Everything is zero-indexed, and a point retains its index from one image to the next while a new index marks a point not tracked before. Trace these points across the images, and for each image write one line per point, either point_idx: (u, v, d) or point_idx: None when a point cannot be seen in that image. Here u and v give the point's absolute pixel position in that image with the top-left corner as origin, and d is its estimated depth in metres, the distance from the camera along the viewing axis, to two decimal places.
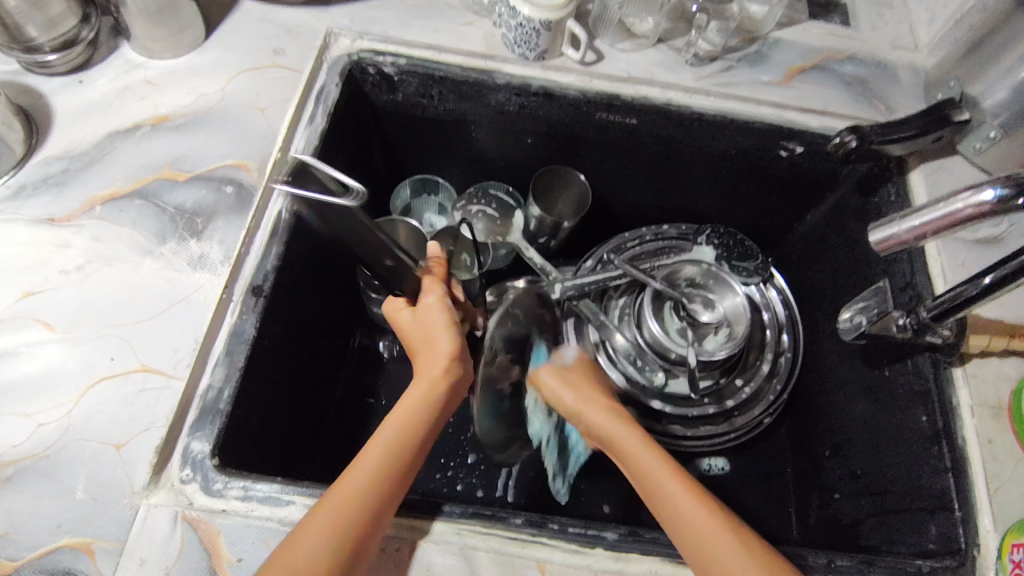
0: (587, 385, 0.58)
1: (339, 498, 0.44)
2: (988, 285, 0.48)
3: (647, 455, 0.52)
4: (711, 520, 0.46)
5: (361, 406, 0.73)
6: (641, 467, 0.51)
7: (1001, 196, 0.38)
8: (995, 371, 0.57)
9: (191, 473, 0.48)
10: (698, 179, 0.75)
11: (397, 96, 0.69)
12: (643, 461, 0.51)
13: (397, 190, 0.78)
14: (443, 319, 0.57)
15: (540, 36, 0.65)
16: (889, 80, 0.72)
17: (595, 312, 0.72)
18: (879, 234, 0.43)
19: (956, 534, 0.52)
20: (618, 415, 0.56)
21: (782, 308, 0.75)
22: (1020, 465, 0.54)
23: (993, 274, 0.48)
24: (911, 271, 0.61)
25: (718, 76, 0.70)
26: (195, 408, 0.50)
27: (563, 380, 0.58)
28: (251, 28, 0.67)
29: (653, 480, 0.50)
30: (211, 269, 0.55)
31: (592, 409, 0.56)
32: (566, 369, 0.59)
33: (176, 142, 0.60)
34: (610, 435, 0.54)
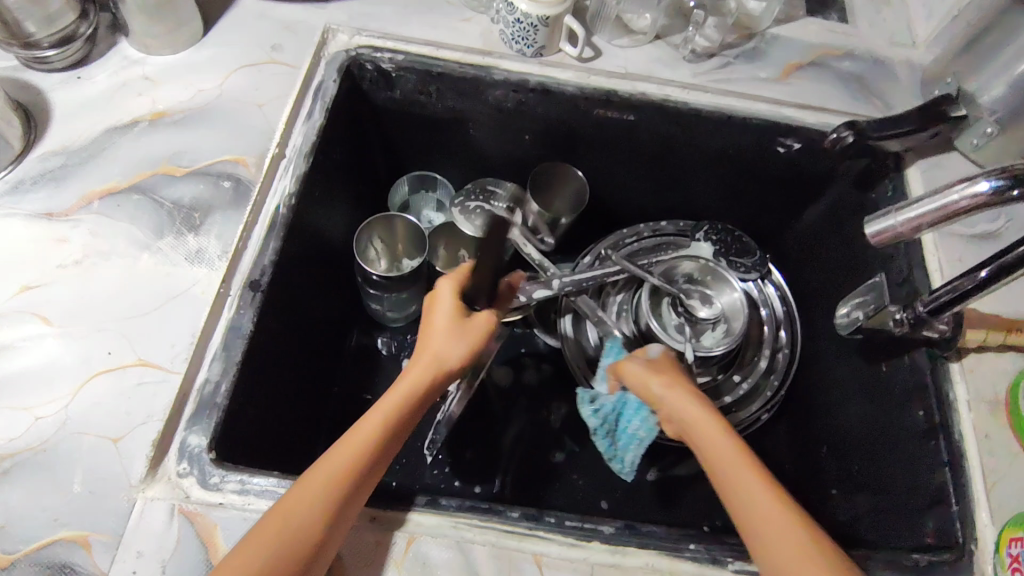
0: (669, 373, 0.56)
1: (353, 464, 0.45)
2: (984, 278, 0.48)
3: (725, 441, 0.49)
4: (779, 513, 0.44)
5: (358, 402, 0.73)
6: (716, 454, 0.49)
7: (997, 187, 0.38)
8: (991, 365, 0.57)
9: (188, 467, 0.48)
10: (695, 176, 0.75)
11: (395, 92, 0.69)
12: (720, 448, 0.49)
13: (395, 186, 0.78)
14: (469, 338, 0.54)
15: (538, 32, 0.65)
16: (886, 76, 0.72)
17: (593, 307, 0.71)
18: (874, 227, 0.43)
19: (953, 528, 0.52)
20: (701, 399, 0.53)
21: (779, 304, 0.76)
22: (1016, 460, 0.54)
23: (989, 266, 0.48)
24: (908, 266, 0.61)
25: (716, 72, 0.70)
26: (192, 402, 0.50)
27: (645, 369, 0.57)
28: (249, 24, 0.67)
29: (731, 468, 0.48)
30: (208, 264, 0.55)
31: (675, 395, 0.54)
32: (651, 362, 0.58)
33: (174, 138, 0.60)
34: (695, 420, 0.52)
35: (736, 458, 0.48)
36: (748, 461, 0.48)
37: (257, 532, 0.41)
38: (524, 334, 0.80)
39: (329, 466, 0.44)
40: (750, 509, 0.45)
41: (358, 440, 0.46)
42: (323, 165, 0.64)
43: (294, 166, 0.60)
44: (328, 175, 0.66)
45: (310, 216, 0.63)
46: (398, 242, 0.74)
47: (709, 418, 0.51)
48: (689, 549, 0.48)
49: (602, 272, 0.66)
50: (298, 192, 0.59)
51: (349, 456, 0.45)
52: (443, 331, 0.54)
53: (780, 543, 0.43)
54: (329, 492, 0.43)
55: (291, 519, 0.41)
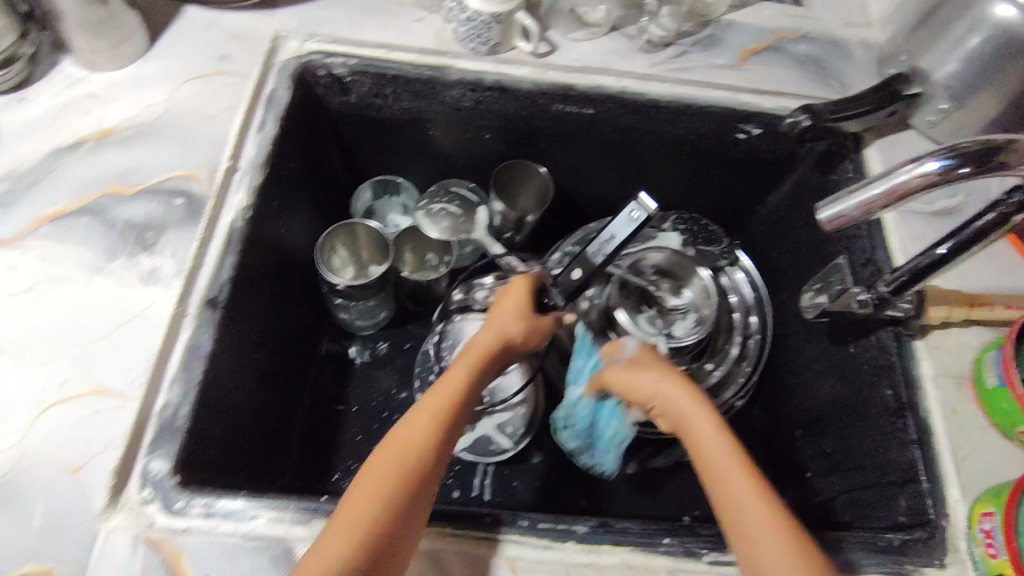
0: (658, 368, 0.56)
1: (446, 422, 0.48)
2: (942, 256, 0.49)
3: (716, 439, 0.48)
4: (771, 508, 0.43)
5: (332, 413, 0.72)
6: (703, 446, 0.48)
7: (945, 166, 0.39)
8: (956, 341, 0.58)
9: (151, 493, 0.47)
10: (662, 166, 0.75)
11: (350, 97, 0.68)
12: (711, 446, 0.48)
13: (357, 194, 0.77)
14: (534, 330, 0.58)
15: (491, 29, 0.64)
16: (842, 57, 0.73)
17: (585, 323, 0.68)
18: (828, 212, 0.42)
19: (925, 505, 0.52)
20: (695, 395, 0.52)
21: (749, 290, 0.76)
22: (984, 434, 0.54)
23: (947, 244, 0.49)
24: (872, 246, 0.61)
25: (672, 61, 0.70)
26: (152, 427, 0.49)
27: (630, 373, 0.57)
28: (196, 35, 0.65)
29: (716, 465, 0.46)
30: (163, 283, 0.53)
31: (664, 387, 0.54)
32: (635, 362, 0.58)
33: (122, 156, 0.59)
34: (681, 411, 0.52)
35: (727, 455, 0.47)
36: (734, 454, 0.47)
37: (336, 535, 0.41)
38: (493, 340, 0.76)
39: (422, 420, 0.47)
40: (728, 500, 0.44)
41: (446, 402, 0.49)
42: (279, 176, 0.63)
43: (248, 178, 0.59)
44: (285, 187, 0.65)
45: (267, 227, 0.61)
46: (363, 248, 0.73)
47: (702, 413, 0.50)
48: (663, 544, 0.48)
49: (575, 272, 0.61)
50: (253, 206, 0.58)
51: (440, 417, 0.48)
52: (512, 320, 0.57)
53: (754, 525, 0.42)
54: (427, 444, 0.46)
55: (393, 465, 0.44)
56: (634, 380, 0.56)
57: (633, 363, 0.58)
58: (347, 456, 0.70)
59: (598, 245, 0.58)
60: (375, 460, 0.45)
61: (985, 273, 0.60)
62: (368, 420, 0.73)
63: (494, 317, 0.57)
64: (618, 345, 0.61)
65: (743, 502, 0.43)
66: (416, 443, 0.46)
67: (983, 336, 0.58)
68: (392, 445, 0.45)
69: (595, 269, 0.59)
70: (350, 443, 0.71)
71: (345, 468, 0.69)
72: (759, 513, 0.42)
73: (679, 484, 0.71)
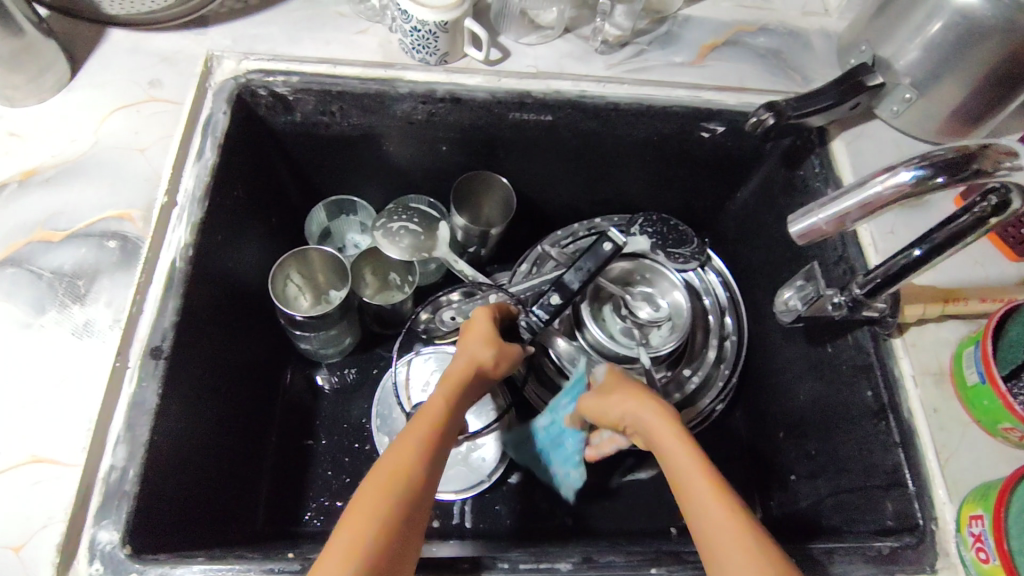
0: (624, 389, 0.54)
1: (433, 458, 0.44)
2: (918, 258, 0.47)
3: (684, 457, 0.46)
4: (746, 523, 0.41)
5: (299, 449, 0.68)
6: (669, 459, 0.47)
7: (918, 177, 0.37)
8: (933, 336, 0.57)
9: (102, 567, 0.43)
10: (628, 167, 0.73)
11: (295, 116, 0.64)
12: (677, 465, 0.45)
13: (311, 215, 0.73)
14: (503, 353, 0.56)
15: (438, 39, 0.61)
16: (802, 48, 0.71)
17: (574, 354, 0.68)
18: (799, 226, 0.40)
19: (913, 509, 0.52)
20: (663, 411, 0.50)
21: (722, 290, 0.74)
22: (967, 431, 0.53)
23: (921, 245, 0.47)
24: (843, 244, 0.59)
25: (630, 62, 0.67)
26: (98, 494, 0.45)
27: (600, 401, 0.56)
28: (122, 60, 0.61)
29: (683, 479, 0.45)
30: (100, 336, 0.49)
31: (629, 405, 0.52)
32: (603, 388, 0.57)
33: (48, 199, 0.54)
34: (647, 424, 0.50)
35: (696, 474, 0.44)
36: (701, 471, 0.44)
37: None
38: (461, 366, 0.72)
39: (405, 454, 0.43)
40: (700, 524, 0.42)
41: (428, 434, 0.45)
42: (222, 208, 0.59)
43: (187, 213, 0.55)
44: (230, 218, 0.61)
45: (213, 263, 0.58)
46: (318, 273, 0.69)
47: (669, 430, 0.48)
48: None
49: (560, 288, 0.63)
50: (195, 242, 0.54)
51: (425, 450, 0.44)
52: (482, 344, 0.55)
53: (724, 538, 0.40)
54: (413, 480, 0.42)
55: (378, 501, 0.40)
56: (602, 407, 0.55)
57: (602, 390, 0.56)
58: (320, 493, 0.67)
59: (575, 273, 0.63)
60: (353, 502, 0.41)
61: (958, 264, 0.59)
62: (339, 453, 0.69)
63: (463, 345, 0.55)
64: (592, 377, 0.62)
65: (715, 521, 0.41)
66: (400, 476, 0.42)
67: (960, 330, 0.57)
68: (373, 483, 0.41)
69: (573, 293, 0.62)
70: (320, 479, 0.67)
71: (317, 506, 0.66)
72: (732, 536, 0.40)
73: (663, 494, 0.70)
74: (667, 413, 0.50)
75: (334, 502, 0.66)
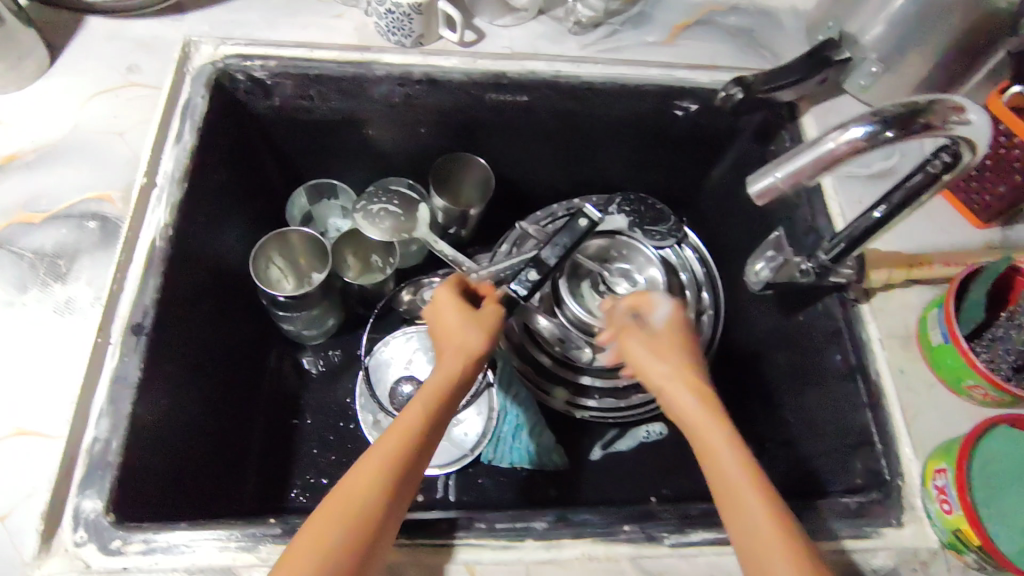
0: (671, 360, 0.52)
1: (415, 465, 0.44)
2: (881, 218, 0.49)
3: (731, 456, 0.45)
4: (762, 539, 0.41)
5: (284, 428, 0.69)
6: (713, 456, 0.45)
7: (871, 131, 0.38)
8: (900, 302, 0.58)
9: (86, 535, 0.44)
10: (605, 148, 0.74)
11: (274, 100, 0.64)
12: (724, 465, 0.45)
13: (292, 199, 0.74)
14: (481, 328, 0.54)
15: (413, 21, 0.62)
16: (773, 27, 0.72)
17: (555, 334, 0.70)
18: (757, 186, 0.41)
19: (880, 466, 0.53)
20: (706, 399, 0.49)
21: (700, 266, 0.75)
22: (932, 391, 0.55)
23: (884, 206, 0.48)
24: (813, 215, 0.62)
25: (603, 42, 0.68)
26: (81, 465, 0.46)
27: (649, 350, 0.53)
28: (101, 46, 0.62)
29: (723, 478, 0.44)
30: (81, 314, 0.50)
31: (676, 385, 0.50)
32: (653, 341, 0.54)
33: (29, 182, 0.55)
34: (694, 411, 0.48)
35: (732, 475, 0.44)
36: (744, 472, 0.44)
37: None
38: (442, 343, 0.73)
39: (379, 460, 0.44)
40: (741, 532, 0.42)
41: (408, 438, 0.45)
42: (204, 190, 0.60)
43: (166, 194, 0.56)
44: (212, 199, 0.62)
45: (196, 243, 0.59)
46: (300, 256, 0.70)
47: (711, 419, 0.47)
48: (624, 531, 0.48)
49: (535, 264, 0.63)
50: (175, 222, 0.55)
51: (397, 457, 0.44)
52: (456, 332, 0.53)
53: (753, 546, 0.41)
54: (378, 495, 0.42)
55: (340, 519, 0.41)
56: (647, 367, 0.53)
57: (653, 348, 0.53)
58: (305, 471, 0.68)
59: (551, 249, 0.63)
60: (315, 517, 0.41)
61: (922, 231, 0.61)
62: (324, 432, 0.70)
63: (446, 334, 0.54)
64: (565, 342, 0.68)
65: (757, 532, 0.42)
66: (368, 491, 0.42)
67: (925, 294, 0.59)
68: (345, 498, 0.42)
69: (551, 269, 0.62)
70: (305, 457, 0.68)
71: (303, 483, 0.67)
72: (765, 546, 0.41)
73: (644, 466, 0.71)
74: (709, 402, 0.49)
75: (320, 479, 0.67)
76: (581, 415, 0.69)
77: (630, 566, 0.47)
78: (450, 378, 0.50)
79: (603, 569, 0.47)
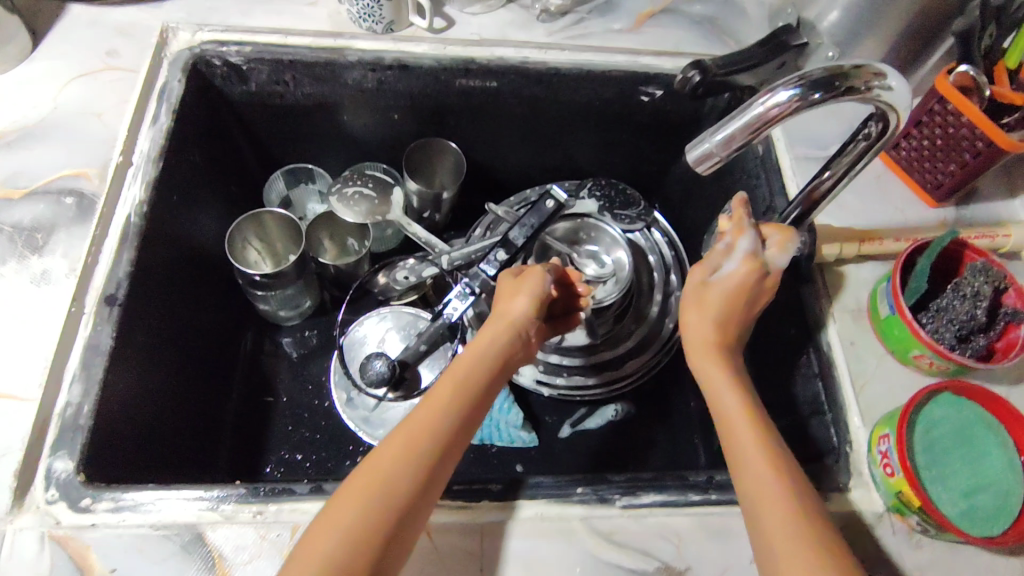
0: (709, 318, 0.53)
1: (438, 443, 0.44)
2: (831, 178, 0.51)
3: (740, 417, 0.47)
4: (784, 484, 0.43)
5: (259, 406, 0.71)
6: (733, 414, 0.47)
7: (796, 94, 0.40)
8: (852, 277, 0.60)
9: (57, 493, 0.46)
10: (574, 133, 0.76)
11: (250, 86, 0.67)
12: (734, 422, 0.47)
13: (271, 183, 0.75)
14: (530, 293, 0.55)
15: (383, 7, 0.64)
16: (736, 14, 0.74)
17: None
18: (694, 154, 0.43)
19: (830, 434, 0.55)
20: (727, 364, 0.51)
21: (668, 250, 0.77)
22: (883, 361, 0.57)
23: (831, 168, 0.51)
24: (771, 194, 0.64)
25: (569, 29, 0.70)
26: (54, 427, 0.48)
27: (702, 312, 0.54)
28: (81, 32, 0.64)
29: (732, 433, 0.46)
30: (57, 284, 0.52)
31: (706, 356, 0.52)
32: (702, 301, 0.54)
33: (8, 160, 0.57)
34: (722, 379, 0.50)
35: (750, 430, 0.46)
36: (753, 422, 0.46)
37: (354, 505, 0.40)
38: (412, 321, 0.75)
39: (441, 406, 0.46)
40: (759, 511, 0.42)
41: (427, 418, 0.45)
42: (179, 169, 0.62)
43: (142, 172, 0.58)
44: (187, 179, 0.64)
45: (171, 221, 0.61)
46: (275, 239, 0.72)
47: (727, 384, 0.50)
48: (576, 493, 0.50)
49: (502, 242, 0.64)
50: (150, 200, 0.57)
51: (417, 433, 0.44)
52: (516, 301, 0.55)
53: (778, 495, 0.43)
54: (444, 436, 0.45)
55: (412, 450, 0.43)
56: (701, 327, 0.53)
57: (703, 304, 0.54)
58: (280, 447, 0.69)
59: (520, 230, 0.65)
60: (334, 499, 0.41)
61: (876, 210, 0.63)
62: (299, 409, 0.72)
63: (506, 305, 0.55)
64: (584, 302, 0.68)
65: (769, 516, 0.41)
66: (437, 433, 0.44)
67: (877, 270, 0.60)
68: (364, 476, 0.42)
69: (519, 249, 0.64)
70: (280, 433, 0.70)
71: (278, 458, 0.69)
72: (775, 520, 0.41)
73: (612, 443, 0.73)
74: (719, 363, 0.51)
75: (294, 455, 0.69)
76: (548, 392, 0.70)
77: (581, 526, 0.49)
78: (498, 341, 0.52)
79: (555, 529, 0.48)
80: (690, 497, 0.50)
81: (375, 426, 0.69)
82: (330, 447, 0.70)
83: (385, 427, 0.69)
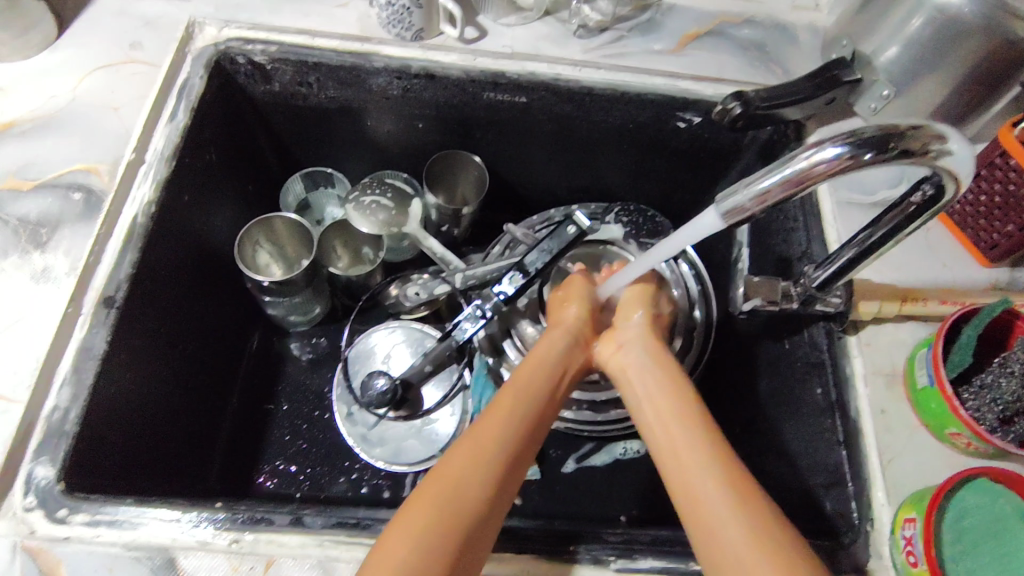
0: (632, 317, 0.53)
1: (509, 448, 0.45)
2: (864, 248, 0.47)
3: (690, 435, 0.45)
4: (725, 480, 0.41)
5: (258, 412, 0.70)
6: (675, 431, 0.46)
7: (842, 153, 0.37)
8: (889, 337, 0.56)
9: (35, 500, 0.45)
10: (604, 156, 0.72)
11: (273, 86, 0.65)
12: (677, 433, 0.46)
13: (288, 186, 0.74)
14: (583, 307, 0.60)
15: (413, 14, 0.61)
16: (787, 42, 0.69)
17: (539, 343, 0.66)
18: (723, 207, 0.41)
19: (850, 509, 0.51)
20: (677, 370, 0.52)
21: (696, 283, 0.71)
22: (915, 435, 0.52)
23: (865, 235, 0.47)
24: (808, 239, 0.60)
25: (608, 47, 0.67)
26: (38, 432, 0.47)
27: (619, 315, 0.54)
28: (107, 22, 0.63)
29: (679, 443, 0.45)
30: (55, 282, 0.51)
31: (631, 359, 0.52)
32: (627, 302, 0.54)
33: (22, 150, 0.56)
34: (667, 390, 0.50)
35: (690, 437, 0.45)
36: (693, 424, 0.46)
37: (420, 501, 0.41)
38: (416, 338, 0.72)
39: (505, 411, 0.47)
40: (686, 485, 0.42)
41: (500, 420, 0.46)
42: (194, 170, 0.60)
43: (154, 171, 0.56)
44: (201, 178, 0.62)
45: (181, 221, 0.59)
46: (286, 243, 0.70)
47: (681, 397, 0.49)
48: (569, 551, 0.46)
49: (517, 268, 0.61)
50: (159, 200, 0.56)
51: (483, 442, 0.44)
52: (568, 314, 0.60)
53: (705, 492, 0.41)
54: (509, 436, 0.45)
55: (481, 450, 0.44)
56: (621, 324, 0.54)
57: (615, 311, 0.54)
58: (275, 457, 0.68)
59: (536, 255, 0.61)
60: (409, 501, 0.41)
61: (921, 265, 0.58)
62: (298, 420, 0.70)
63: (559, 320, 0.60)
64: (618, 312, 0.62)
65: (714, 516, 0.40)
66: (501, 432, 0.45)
67: (917, 332, 0.56)
68: (446, 480, 0.42)
69: (533, 277, 0.61)
70: (277, 443, 0.69)
71: (271, 469, 0.68)
72: (718, 511, 0.40)
73: (618, 483, 0.70)
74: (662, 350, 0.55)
75: (289, 467, 0.68)
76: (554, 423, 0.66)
77: None
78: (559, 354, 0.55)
79: None
80: (691, 566, 0.47)
81: (371, 443, 0.67)
82: (325, 461, 0.68)
83: (382, 446, 0.67)
